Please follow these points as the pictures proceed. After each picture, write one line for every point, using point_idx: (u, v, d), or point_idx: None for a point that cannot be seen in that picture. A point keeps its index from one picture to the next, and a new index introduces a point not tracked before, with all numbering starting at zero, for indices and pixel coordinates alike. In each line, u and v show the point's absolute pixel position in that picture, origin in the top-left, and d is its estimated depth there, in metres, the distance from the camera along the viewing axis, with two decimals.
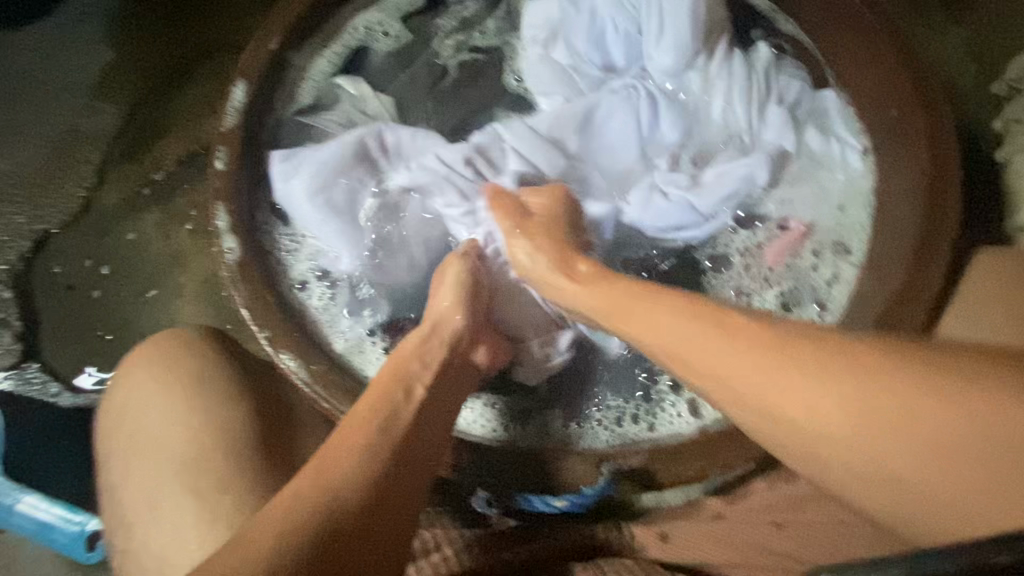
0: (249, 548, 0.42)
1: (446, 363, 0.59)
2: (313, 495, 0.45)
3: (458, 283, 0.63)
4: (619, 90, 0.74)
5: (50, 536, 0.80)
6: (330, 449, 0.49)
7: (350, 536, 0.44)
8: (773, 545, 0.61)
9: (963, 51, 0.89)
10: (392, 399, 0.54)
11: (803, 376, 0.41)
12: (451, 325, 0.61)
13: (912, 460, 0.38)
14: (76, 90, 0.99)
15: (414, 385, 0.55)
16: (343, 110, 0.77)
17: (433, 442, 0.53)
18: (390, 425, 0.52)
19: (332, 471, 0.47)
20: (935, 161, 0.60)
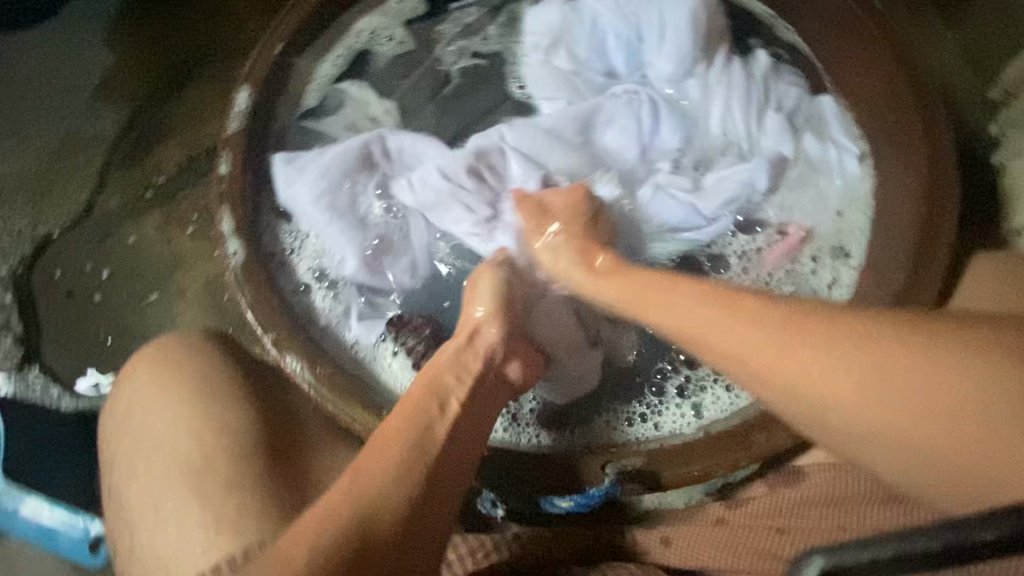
0: (289, 553, 0.44)
1: (480, 376, 0.59)
2: (349, 514, 0.46)
3: (493, 292, 0.63)
4: (620, 95, 0.74)
5: (55, 539, 0.82)
6: (366, 463, 0.50)
7: (382, 545, 0.46)
8: (773, 549, 0.60)
9: (959, 56, 0.90)
10: (428, 412, 0.54)
11: (816, 354, 0.43)
12: (485, 336, 0.61)
13: (918, 428, 0.40)
14: (78, 95, 1.00)
15: (448, 399, 0.56)
16: (347, 116, 0.78)
17: (464, 457, 0.54)
18: (424, 440, 0.52)
19: (365, 488, 0.48)
20: (933, 168, 0.62)
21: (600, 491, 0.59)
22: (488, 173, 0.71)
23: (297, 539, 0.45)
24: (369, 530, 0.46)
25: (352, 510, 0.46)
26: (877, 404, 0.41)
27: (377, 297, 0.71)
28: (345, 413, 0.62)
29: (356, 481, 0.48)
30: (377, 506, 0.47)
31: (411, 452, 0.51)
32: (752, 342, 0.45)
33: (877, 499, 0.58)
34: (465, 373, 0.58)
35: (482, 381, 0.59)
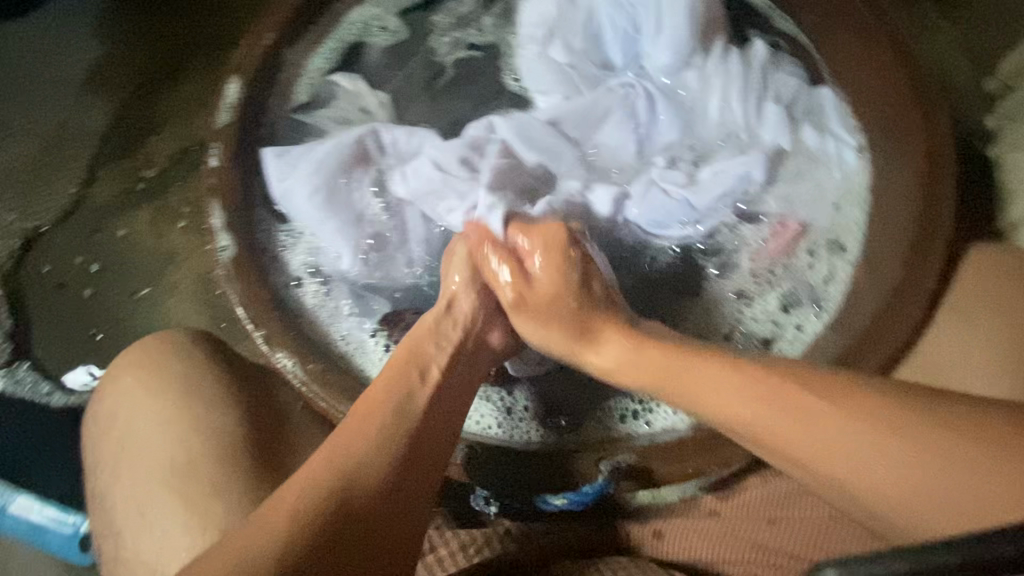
0: (266, 523, 0.45)
1: (458, 348, 0.60)
2: (326, 479, 0.48)
3: (466, 262, 0.64)
4: (617, 87, 0.73)
5: (44, 537, 0.80)
6: (344, 432, 0.51)
7: (361, 513, 0.48)
8: (766, 542, 0.60)
9: (957, 49, 0.89)
10: (409, 380, 0.55)
11: (790, 407, 0.47)
12: (461, 307, 0.62)
13: (897, 465, 0.43)
14: (66, 85, 0.98)
15: (428, 368, 0.57)
16: (340, 108, 0.77)
17: (444, 425, 0.55)
18: (404, 406, 0.54)
19: (346, 456, 0.49)
20: (929, 164, 0.62)
21: (593, 489, 0.58)
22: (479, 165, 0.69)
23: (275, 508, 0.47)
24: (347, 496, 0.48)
25: (328, 475, 0.48)
26: (859, 455, 0.44)
27: (371, 292, 0.70)
28: (337, 409, 0.61)
29: (336, 451, 0.50)
30: (354, 475, 0.49)
31: (389, 422, 0.52)
32: (744, 399, 0.49)
33: None
34: (445, 342, 0.59)
35: (462, 351, 0.60)
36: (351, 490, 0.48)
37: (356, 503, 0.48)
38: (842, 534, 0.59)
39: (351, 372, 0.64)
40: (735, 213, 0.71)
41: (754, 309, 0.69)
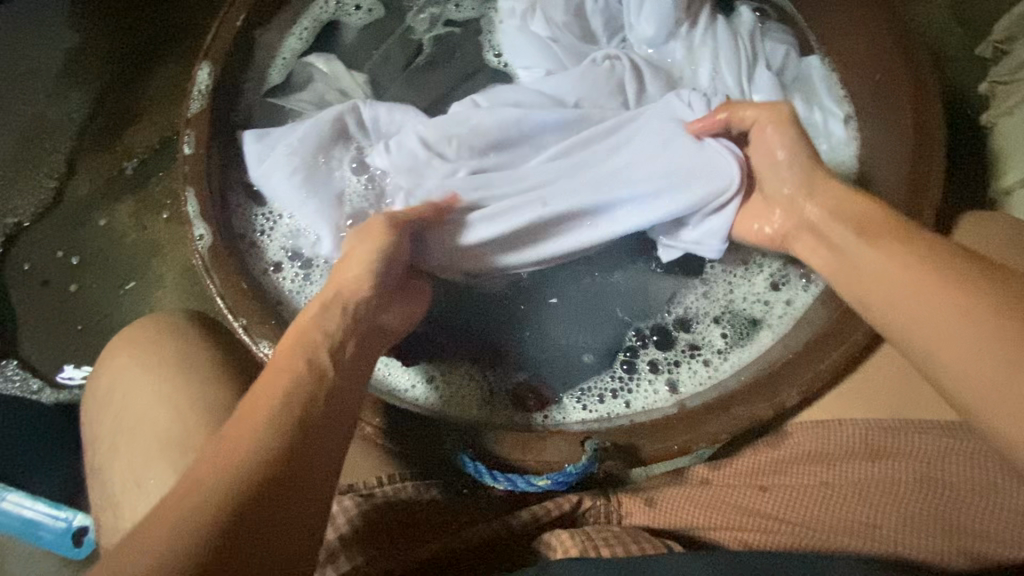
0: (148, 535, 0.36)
1: (351, 330, 0.53)
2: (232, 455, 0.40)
3: (379, 250, 0.57)
4: (601, 59, 0.70)
5: (36, 532, 0.80)
6: (238, 422, 0.43)
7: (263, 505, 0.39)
8: (755, 507, 0.57)
9: (949, 12, 0.87)
10: (298, 372, 0.47)
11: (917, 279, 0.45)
12: (355, 295, 0.55)
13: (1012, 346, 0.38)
14: (39, 76, 0.95)
15: (317, 353, 0.50)
16: (316, 89, 0.75)
17: (340, 413, 0.47)
18: (299, 397, 0.45)
19: (247, 440, 0.41)
20: (920, 116, 0.60)
21: (578, 468, 0.55)
22: (468, 150, 0.65)
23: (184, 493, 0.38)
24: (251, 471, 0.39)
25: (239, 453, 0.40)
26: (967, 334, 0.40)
27: None
28: None
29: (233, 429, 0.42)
30: (253, 453, 0.40)
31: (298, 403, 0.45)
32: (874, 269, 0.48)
33: (870, 458, 0.56)
34: (337, 327, 0.52)
35: (362, 328, 0.54)
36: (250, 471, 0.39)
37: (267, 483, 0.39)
38: (835, 499, 0.55)
39: None
40: None
41: (742, 291, 0.67)
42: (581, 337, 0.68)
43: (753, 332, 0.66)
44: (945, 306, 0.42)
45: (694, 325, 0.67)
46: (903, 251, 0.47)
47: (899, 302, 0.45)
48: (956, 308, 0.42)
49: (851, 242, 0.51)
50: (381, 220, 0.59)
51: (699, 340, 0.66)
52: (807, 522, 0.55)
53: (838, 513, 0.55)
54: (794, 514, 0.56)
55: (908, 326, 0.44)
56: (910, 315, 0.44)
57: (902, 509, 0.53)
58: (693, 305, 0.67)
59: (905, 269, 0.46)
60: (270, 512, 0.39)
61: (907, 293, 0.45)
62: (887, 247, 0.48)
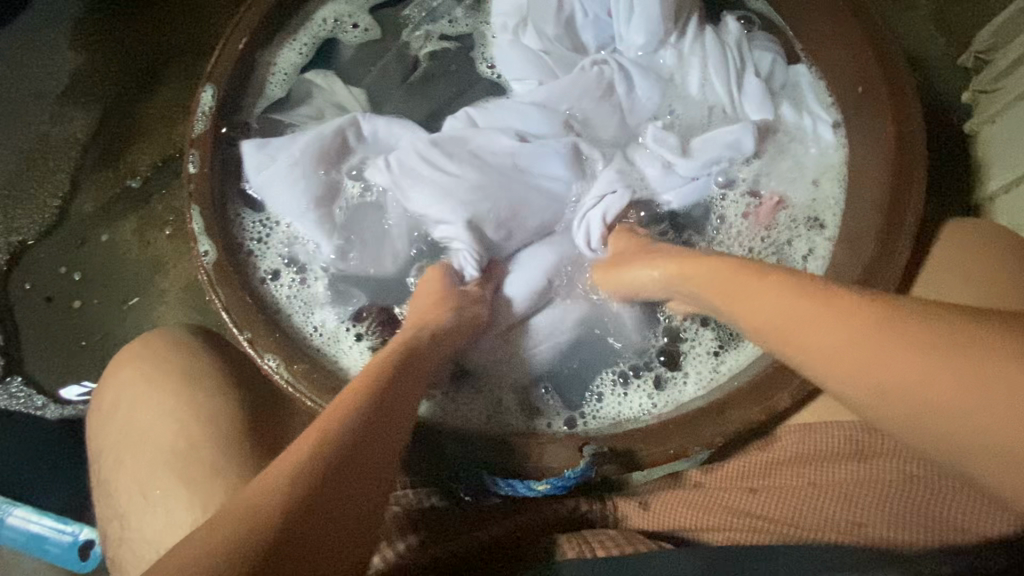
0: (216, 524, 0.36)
1: (416, 347, 0.55)
2: (287, 474, 0.39)
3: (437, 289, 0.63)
4: (590, 66, 0.72)
5: (43, 547, 0.81)
6: (317, 423, 0.44)
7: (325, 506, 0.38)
8: (745, 509, 0.58)
9: (932, 24, 0.89)
10: (378, 388, 0.49)
11: (813, 319, 0.41)
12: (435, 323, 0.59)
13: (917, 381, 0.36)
14: (45, 96, 0.97)
15: (392, 380, 0.51)
16: (315, 105, 0.77)
17: (401, 429, 0.48)
18: (382, 407, 0.48)
19: (322, 444, 0.42)
20: (901, 124, 0.62)
21: (575, 473, 0.57)
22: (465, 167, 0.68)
23: (239, 503, 0.38)
24: (298, 492, 0.38)
25: (291, 470, 0.40)
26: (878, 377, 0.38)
27: (349, 285, 0.72)
28: (324, 405, 0.61)
29: (315, 443, 0.42)
30: (310, 476, 0.39)
31: (360, 426, 0.45)
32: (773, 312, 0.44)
33: (856, 458, 0.58)
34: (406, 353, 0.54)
35: (425, 351, 0.56)
36: (289, 498, 0.38)
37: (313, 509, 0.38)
38: (824, 500, 0.57)
39: (330, 367, 0.65)
40: (720, 185, 0.72)
41: None
42: (585, 345, 0.70)
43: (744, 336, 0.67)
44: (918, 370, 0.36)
45: (685, 340, 0.68)
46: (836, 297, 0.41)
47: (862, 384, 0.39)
48: (927, 365, 0.36)
49: (765, 315, 0.45)
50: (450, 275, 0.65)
51: (690, 350, 0.68)
52: (795, 524, 0.56)
53: (824, 513, 0.56)
54: (782, 515, 0.57)
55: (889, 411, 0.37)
56: (889, 397, 0.37)
57: (887, 506, 0.55)
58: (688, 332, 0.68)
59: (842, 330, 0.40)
60: (330, 511, 0.38)
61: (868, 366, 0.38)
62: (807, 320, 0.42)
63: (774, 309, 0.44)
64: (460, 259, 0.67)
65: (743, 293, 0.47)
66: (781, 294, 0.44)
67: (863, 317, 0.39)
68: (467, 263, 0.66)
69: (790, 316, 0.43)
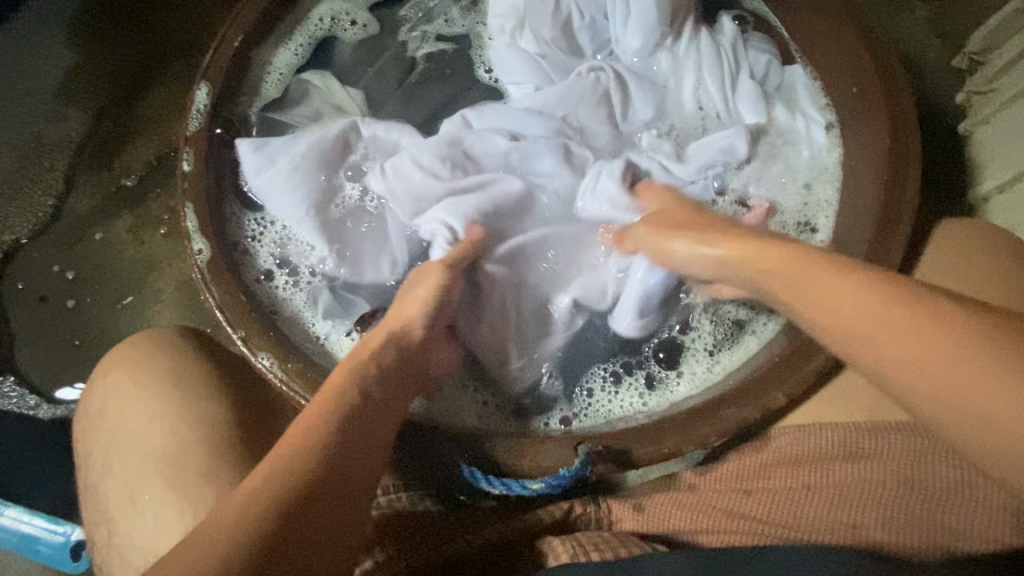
0: (201, 545, 0.38)
1: (400, 358, 0.55)
2: (260, 497, 0.41)
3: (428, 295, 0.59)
4: (586, 72, 0.72)
5: (35, 547, 0.81)
6: (284, 440, 0.45)
7: (298, 528, 0.40)
8: (740, 511, 0.58)
9: (927, 26, 0.89)
10: (350, 401, 0.49)
11: (853, 304, 0.42)
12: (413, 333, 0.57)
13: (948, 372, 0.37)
14: (39, 95, 0.97)
15: (370, 387, 0.51)
16: (313, 105, 0.77)
17: (375, 444, 0.49)
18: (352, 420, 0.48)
19: (288, 466, 0.43)
20: (894, 127, 0.62)
21: (570, 472, 0.57)
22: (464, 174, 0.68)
23: (233, 512, 0.40)
24: (268, 519, 0.40)
25: (265, 492, 0.41)
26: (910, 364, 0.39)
27: (347, 289, 0.71)
28: None
29: (277, 465, 0.43)
30: (282, 499, 0.41)
31: (330, 445, 0.46)
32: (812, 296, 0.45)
33: (850, 459, 0.58)
34: (385, 361, 0.54)
35: (407, 361, 0.56)
36: (264, 525, 0.40)
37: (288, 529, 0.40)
38: (817, 502, 0.56)
39: (325, 368, 0.65)
40: (717, 189, 0.70)
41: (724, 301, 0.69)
42: (581, 349, 0.69)
43: (741, 334, 0.67)
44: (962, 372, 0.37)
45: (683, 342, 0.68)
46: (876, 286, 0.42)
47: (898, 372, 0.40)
48: (961, 356, 0.37)
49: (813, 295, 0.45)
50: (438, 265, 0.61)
51: (688, 352, 0.68)
52: (788, 525, 0.56)
53: (818, 514, 0.56)
54: (776, 517, 0.57)
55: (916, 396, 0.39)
56: (919, 390, 0.39)
57: (882, 508, 0.55)
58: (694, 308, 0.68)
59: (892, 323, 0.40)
60: (303, 535, 0.40)
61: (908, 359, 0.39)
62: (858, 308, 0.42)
63: (824, 290, 0.44)
64: (435, 247, 0.66)
65: (794, 278, 0.46)
66: (837, 278, 0.44)
67: (898, 306, 0.40)
68: (442, 253, 0.65)
69: (840, 299, 0.43)
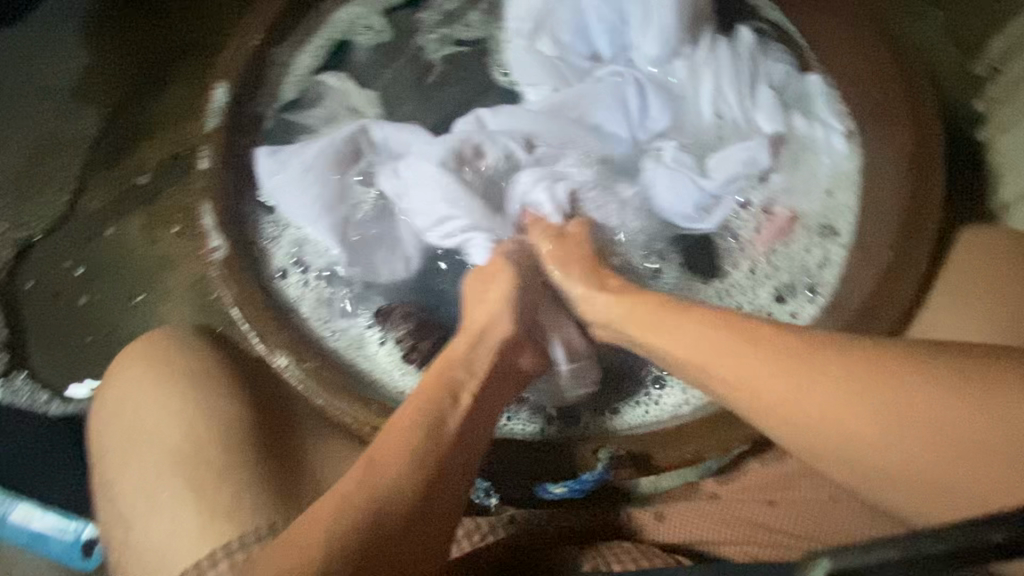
0: (306, 549, 0.44)
1: (490, 372, 0.59)
2: (363, 506, 0.47)
3: (498, 296, 0.61)
4: (605, 78, 0.73)
5: (47, 544, 0.82)
6: (389, 447, 0.51)
7: (397, 535, 0.47)
8: (764, 522, 0.59)
9: (944, 34, 0.88)
10: (441, 405, 0.54)
11: (766, 367, 0.48)
12: (495, 334, 0.60)
13: (858, 421, 0.45)
14: (57, 94, 0.97)
15: (460, 393, 0.56)
16: (329, 106, 0.77)
17: (473, 449, 0.54)
18: (441, 425, 0.53)
19: (389, 480, 0.49)
20: (917, 138, 0.62)
21: (593, 476, 0.58)
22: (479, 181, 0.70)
23: (322, 524, 0.46)
24: (367, 528, 0.46)
25: (365, 501, 0.47)
26: (829, 416, 0.46)
27: (362, 290, 0.71)
28: (337, 407, 0.61)
29: (375, 470, 0.49)
30: (383, 508, 0.47)
31: (425, 466, 0.50)
32: (724, 355, 0.50)
33: None
34: (475, 372, 0.58)
35: (498, 370, 0.59)
36: (365, 534, 0.46)
37: (387, 538, 0.46)
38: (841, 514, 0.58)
39: (344, 369, 0.65)
40: (743, 195, 0.71)
41: (749, 299, 0.69)
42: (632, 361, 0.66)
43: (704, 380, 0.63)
44: (912, 416, 0.44)
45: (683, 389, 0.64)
46: (771, 351, 0.49)
47: (872, 455, 0.45)
48: (858, 405, 0.45)
49: (764, 399, 0.48)
50: (495, 264, 0.63)
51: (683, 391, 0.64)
52: (809, 538, 0.58)
53: (841, 527, 0.58)
54: (798, 528, 0.59)
55: (892, 457, 0.44)
56: (864, 449, 0.45)
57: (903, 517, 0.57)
58: (723, 289, 0.70)
59: (846, 407, 0.45)
60: (402, 540, 0.47)
61: (875, 425, 0.45)
62: (812, 399, 0.46)
63: (782, 377, 0.48)
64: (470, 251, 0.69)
65: (696, 342, 0.52)
66: (765, 366, 0.48)
67: (792, 363, 0.48)
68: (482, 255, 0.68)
69: (796, 389, 0.47)
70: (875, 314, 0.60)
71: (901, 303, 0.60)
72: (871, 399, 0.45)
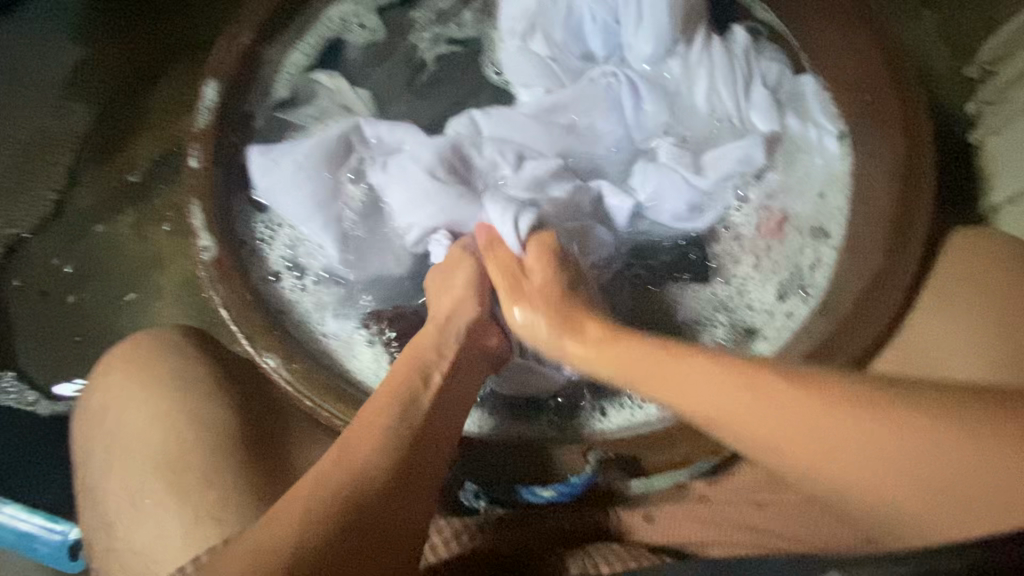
0: (275, 529, 0.44)
1: (460, 353, 0.60)
2: (338, 485, 0.47)
3: (469, 281, 0.63)
4: (598, 78, 0.73)
5: (32, 546, 0.79)
6: (361, 427, 0.51)
7: (370, 512, 0.47)
8: (752, 523, 0.59)
9: (937, 35, 0.89)
10: (412, 384, 0.55)
11: (757, 397, 0.47)
12: (464, 317, 0.61)
13: (849, 461, 0.43)
14: (45, 89, 0.96)
15: (429, 373, 0.57)
16: (321, 105, 0.76)
17: (444, 425, 0.55)
18: (412, 405, 0.54)
19: (361, 456, 0.49)
20: (909, 146, 0.63)
21: (581, 480, 0.60)
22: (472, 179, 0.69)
23: (295, 504, 0.46)
24: (339, 506, 0.46)
25: (338, 480, 0.47)
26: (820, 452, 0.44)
27: (355, 289, 0.71)
28: (326, 408, 0.62)
29: (345, 449, 0.49)
30: (356, 484, 0.47)
31: (397, 442, 0.51)
32: (714, 379, 0.49)
33: None
34: (447, 353, 0.59)
35: (469, 354, 0.60)
36: (340, 508, 0.46)
37: (360, 513, 0.46)
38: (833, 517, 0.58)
39: (337, 370, 0.65)
40: (739, 194, 0.71)
41: (742, 301, 0.70)
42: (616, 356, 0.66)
43: None
44: (909, 451, 0.42)
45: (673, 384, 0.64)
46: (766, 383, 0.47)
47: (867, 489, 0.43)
48: (856, 440, 0.43)
49: (750, 416, 0.47)
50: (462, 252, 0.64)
51: None
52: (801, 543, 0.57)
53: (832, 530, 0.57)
54: (788, 530, 0.58)
55: (887, 496, 0.43)
56: (855, 481, 0.43)
57: None
58: (717, 291, 0.70)
59: (833, 424, 0.44)
60: (377, 518, 0.47)
61: (871, 463, 0.43)
62: (802, 432, 0.45)
63: (772, 408, 0.46)
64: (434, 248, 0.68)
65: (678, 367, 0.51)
66: (761, 397, 0.47)
67: (784, 397, 0.46)
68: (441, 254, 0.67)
69: (785, 416, 0.45)
70: (858, 327, 0.60)
71: (889, 309, 0.60)
72: (866, 432, 0.43)
